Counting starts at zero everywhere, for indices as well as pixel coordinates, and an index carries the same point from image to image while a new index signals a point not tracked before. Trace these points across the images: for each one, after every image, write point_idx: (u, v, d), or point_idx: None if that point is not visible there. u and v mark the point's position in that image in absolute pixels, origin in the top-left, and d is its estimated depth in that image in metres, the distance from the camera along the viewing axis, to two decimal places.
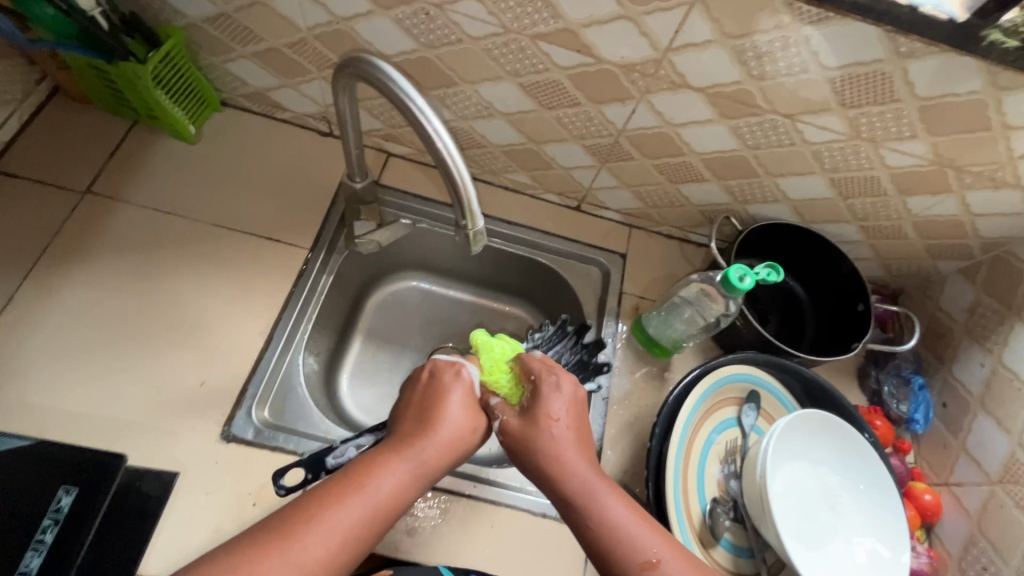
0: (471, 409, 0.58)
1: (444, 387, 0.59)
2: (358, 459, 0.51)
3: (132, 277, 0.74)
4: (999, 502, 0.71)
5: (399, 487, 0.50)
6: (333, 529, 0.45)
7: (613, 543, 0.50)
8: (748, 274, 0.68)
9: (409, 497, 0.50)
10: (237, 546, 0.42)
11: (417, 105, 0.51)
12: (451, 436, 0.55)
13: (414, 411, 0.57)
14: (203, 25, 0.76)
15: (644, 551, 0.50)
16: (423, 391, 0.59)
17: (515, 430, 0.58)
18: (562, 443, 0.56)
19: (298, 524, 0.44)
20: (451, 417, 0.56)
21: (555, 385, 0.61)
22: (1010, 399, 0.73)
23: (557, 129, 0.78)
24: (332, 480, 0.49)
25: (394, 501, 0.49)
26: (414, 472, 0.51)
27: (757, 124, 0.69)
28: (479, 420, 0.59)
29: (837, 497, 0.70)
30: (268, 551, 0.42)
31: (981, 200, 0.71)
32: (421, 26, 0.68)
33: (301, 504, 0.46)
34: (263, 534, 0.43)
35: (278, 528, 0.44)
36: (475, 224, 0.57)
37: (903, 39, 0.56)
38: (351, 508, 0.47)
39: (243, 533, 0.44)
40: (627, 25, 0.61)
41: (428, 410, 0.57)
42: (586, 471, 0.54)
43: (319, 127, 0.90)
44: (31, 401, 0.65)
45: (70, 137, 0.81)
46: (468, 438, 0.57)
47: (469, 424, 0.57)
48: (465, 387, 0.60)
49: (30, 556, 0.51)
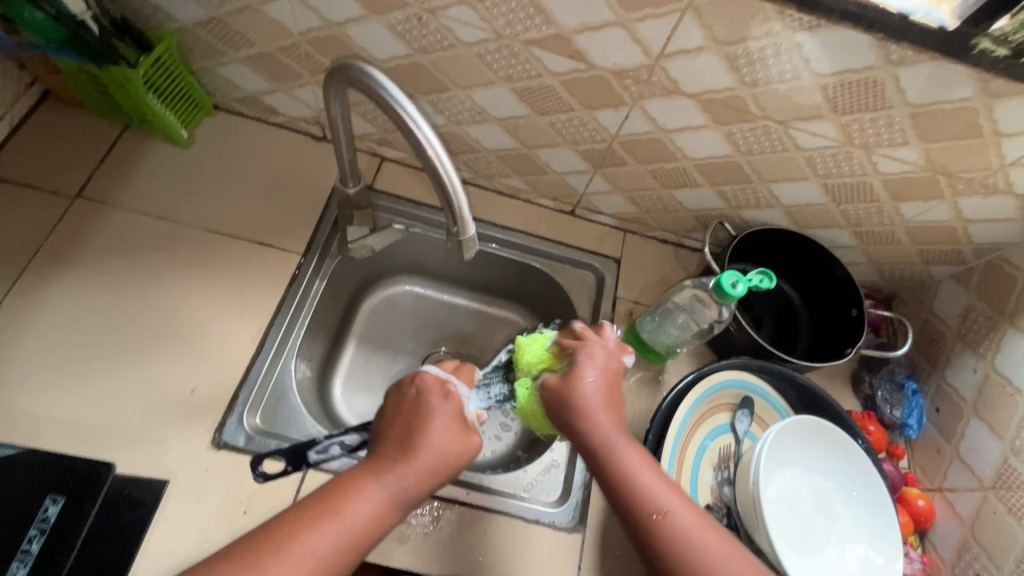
0: (456, 431, 0.56)
1: (430, 406, 0.57)
2: (336, 480, 0.51)
3: (123, 281, 0.74)
4: (992, 508, 0.71)
5: (376, 513, 0.50)
6: (302, 559, 0.45)
7: (627, 495, 0.54)
8: (740, 281, 0.68)
9: (387, 521, 0.50)
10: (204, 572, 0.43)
11: (407, 112, 0.51)
12: (431, 461, 0.53)
13: (397, 430, 0.55)
14: (195, 29, 0.76)
15: (657, 505, 0.53)
16: (408, 407, 0.57)
17: (550, 386, 0.60)
18: (591, 401, 0.58)
19: (267, 553, 0.45)
20: (434, 440, 0.54)
21: (588, 354, 0.61)
22: (1003, 404, 0.73)
23: (550, 135, 0.78)
24: (307, 504, 0.49)
25: (372, 526, 0.49)
26: (392, 498, 0.51)
27: (751, 130, 0.69)
28: (465, 443, 0.56)
29: (830, 503, 0.70)
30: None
31: (973, 207, 0.71)
32: (414, 31, 0.68)
33: (272, 530, 0.46)
34: (234, 561, 0.44)
35: (245, 556, 0.45)
36: (467, 230, 0.57)
37: (894, 47, 0.56)
38: (323, 536, 0.47)
39: (212, 558, 0.45)
40: (620, 31, 0.61)
41: (411, 431, 0.55)
42: (608, 428, 0.57)
43: (312, 131, 0.89)
44: (20, 408, 0.64)
45: (61, 141, 0.80)
46: (453, 462, 0.55)
47: (453, 447, 0.55)
48: (451, 408, 0.57)
49: (16, 566, 0.50)
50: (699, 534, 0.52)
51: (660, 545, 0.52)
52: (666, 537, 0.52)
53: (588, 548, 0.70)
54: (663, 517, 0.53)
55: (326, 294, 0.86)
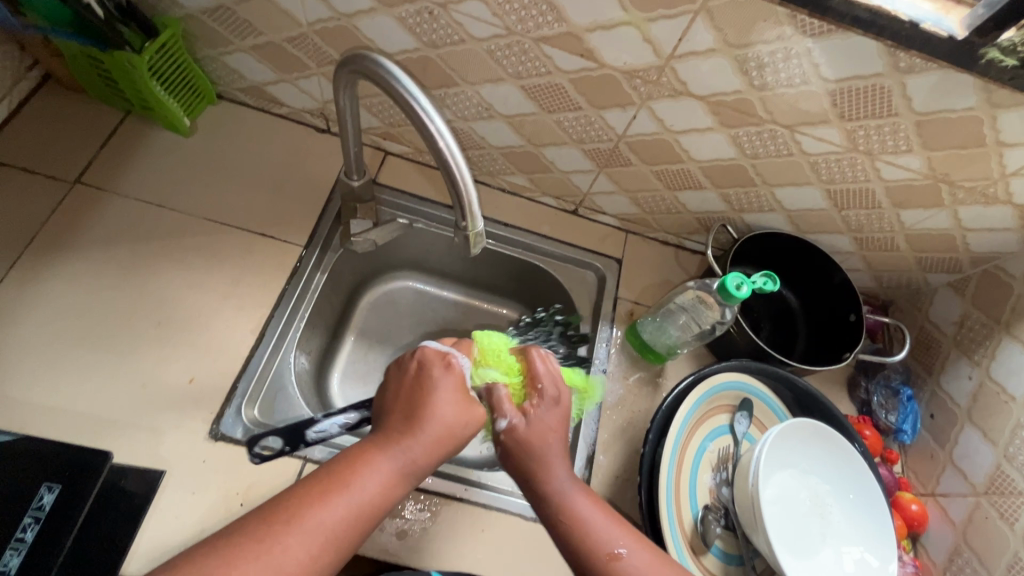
0: (461, 403, 0.56)
1: (434, 380, 0.56)
2: (345, 453, 0.50)
3: (120, 270, 0.73)
4: (984, 513, 0.72)
5: (386, 485, 0.49)
6: (315, 531, 0.45)
7: (578, 538, 0.53)
8: (744, 283, 0.68)
9: (397, 492, 0.50)
10: (219, 542, 0.43)
11: (420, 104, 0.51)
12: (438, 433, 0.53)
13: (401, 405, 0.55)
14: (201, 16, 0.75)
15: (611, 544, 0.53)
16: (411, 382, 0.57)
17: (513, 430, 0.58)
18: (551, 448, 0.58)
19: (279, 526, 0.44)
20: (440, 413, 0.54)
21: (556, 398, 0.61)
22: (995, 411, 0.74)
23: (556, 133, 0.78)
24: (320, 474, 0.48)
25: (382, 497, 0.49)
26: (401, 469, 0.50)
27: (757, 134, 0.70)
28: (470, 415, 0.56)
29: (827, 506, 0.70)
30: (248, 554, 0.42)
31: (973, 216, 0.72)
32: (425, 25, 0.67)
33: (284, 503, 0.46)
34: (249, 532, 0.44)
35: (259, 529, 0.44)
36: (475, 225, 0.57)
37: (903, 55, 0.57)
38: (335, 508, 0.46)
39: (226, 530, 0.44)
40: (632, 31, 0.61)
41: (415, 404, 0.54)
42: (561, 482, 0.56)
43: (316, 124, 0.89)
44: (15, 394, 0.63)
45: (59, 126, 0.79)
46: (459, 433, 0.55)
47: (458, 419, 0.55)
48: (453, 379, 0.57)
49: (10, 555, 0.50)
50: (651, 572, 0.52)
51: None
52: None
53: None
54: (614, 558, 0.52)
55: (327, 287, 0.85)
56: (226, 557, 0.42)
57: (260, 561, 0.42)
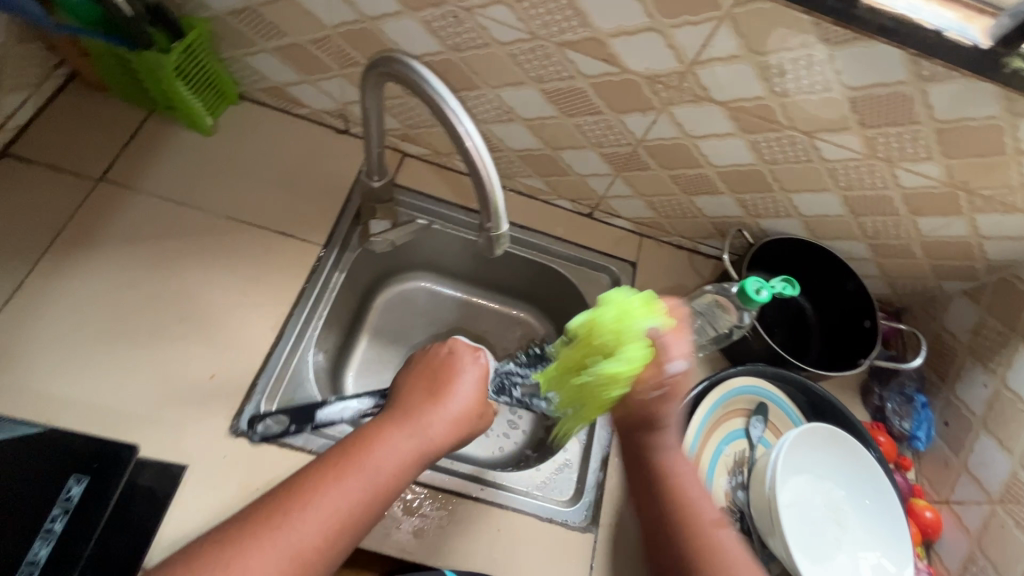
0: (480, 393, 0.60)
1: (462, 367, 0.61)
2: (357, 435, 0.51)
3: (143, 266, 0.74)
4: (1000, 521, 0.72)
5: (400, 465, 0.50)
6: (330, 514, 0.46)
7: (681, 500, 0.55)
8: (764, 287, 0.67)
9: (410, 473, 0.51)
10: (235, 526, 0.44)
11: (450, 107, 0.52)
12: (457, 416, 0.56)
13: (426, 385, 0.58)
14: (228, 17, 0.76)
15: (710, 516, 0.55)
16: (438, 366, 0.61)
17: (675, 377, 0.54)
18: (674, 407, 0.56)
19: (293, 509, 0.45)
20: (461, 397, 0.58)
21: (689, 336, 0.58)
22: (1011, 419, 0.74)
23: (575, 137, 0.78)
24: (330, 458, 0.49)
25: (394, 479, 0.50)
26: (415, 451, 0.52)
27: (776, 140, 0.70)
28: (485, 408, 0.60)
29: (842, 511, 0.71)
30: (264, 537, 0.43)
31: (991, 223, 0.73)
32: (449, 29, 0.68)
33: (297, 486, 0.47)
34: (264, 515, 0.44)
35: (273, 512, 0.45)
36: (500, 227, 0.58)
37: (926, 63, 0.57)
38: (349, 491, 0.47)
39: (238, 517, 0.45)
40: (655, 36, 0.62)
41: (439, 386, 0.58)
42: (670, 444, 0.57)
43: (335, 124, 0.90)
44: (40, 388, 0.64)
45: (85, 124, 0.80)
46: (474, 421, 0.58)
47: (475, 408, 0.59)
48: (480, 369, 0.62)
49: (39, 545, 0.50)
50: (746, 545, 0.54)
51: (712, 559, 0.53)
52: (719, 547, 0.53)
53: (600, 547, 0.71)
54: (717, 527, 0.54)
55: (344, 286, 0.86)
56: (245, 540, 0.43)
57: (275, 543, 0.43)
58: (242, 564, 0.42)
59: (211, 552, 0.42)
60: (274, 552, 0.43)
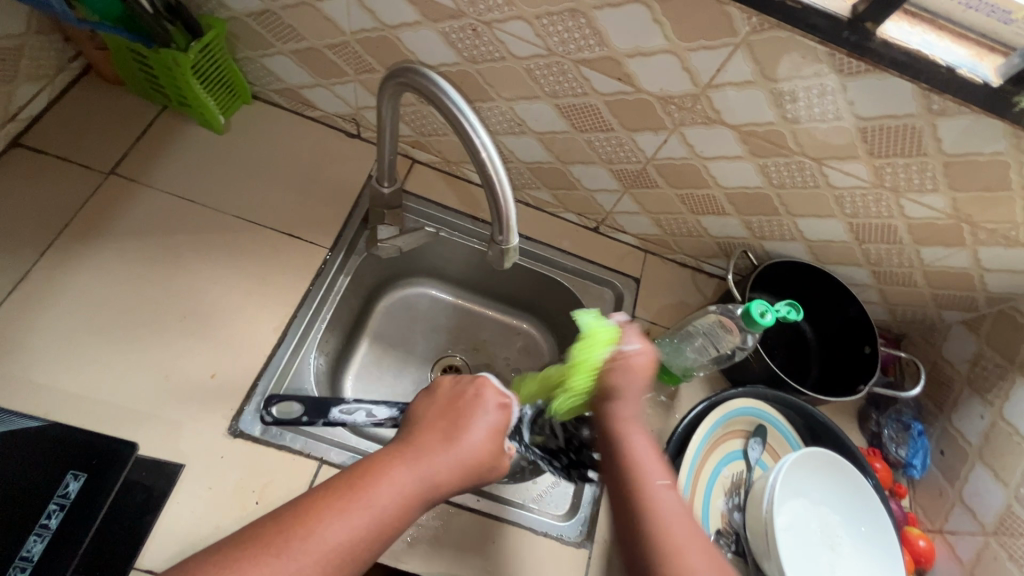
0: (497, 441, 0.57)
1: (482, 409, 0.58)
2: (365, 464, 0.50)
3: (149, 261, 0.74)
4: (993, 553, 0.73)
5: (403, 508, 0.48)
6: (325, 553, 0.44)
7: (633, 459, 0.55)
8: (769, 310, 0.67)
9: (412, 516, 0.49)
10: (234, 548, 0.43)
11: (468, 119, 0.52)
12: (470, 460, 0.54)
13: (444, 420, 0.56)
14: (247, 19, 0.77)
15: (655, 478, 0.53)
16: (460, 403, 0.58)
17: (626, 355, 0.60)
18: (632, 381, 0.60)
19: (291, 545, 0.43)
20: (477, 442, 0.55)
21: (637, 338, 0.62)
22: (1007, 452, 0.75)
23: (586, 152, 0.79)
24: (333, 488, 0.47)
25: (396, 521, 0.48)
26: (421, 494, 0.50)
27: (785, 165, 0.71)
28: (500, 459, 0.56)
29: (837, 537, 0.70)
30: (258, 569, 0.42)
31: (992, 256, 0.73)
32: (467, 41, 0.69)
33: (296, 517, 0.45)
34: (262, 546, 0.43)
35: (270, 542, 0.43)
36: (510, 241, 0.59)
37: (937, 98, 0.58)
38: (351, 526, 0.45)
39: (234, 540, 0.44)
40: (672, 58, 0.63)
41: (457, 426, 0.56)
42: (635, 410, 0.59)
43: (346, 128, 0.90)
44: (40, 380, 0.64)
45: (98, 117, 0.80)
46: (485, 471, 0.55)
47: (491, 455, 0.55)
48: (501, 419, 0.58)
49: (33, 541, 0.50)
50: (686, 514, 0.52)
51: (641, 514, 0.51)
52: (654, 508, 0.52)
53: (594, 564, 0.70)
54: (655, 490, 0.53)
55: (348, 290, 0.86)
56: (238, 571, 0.41)
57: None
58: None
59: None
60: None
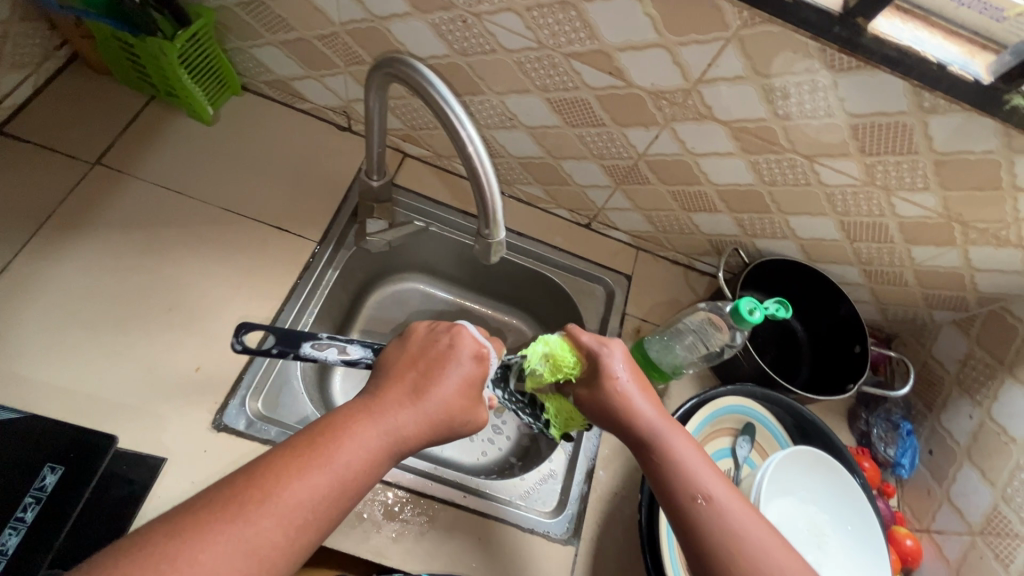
0: (467, 392, 0.55)
1: (453, 360, 0.56)
2: (329, 421, 0.48)
3: (133, 252, 0.73)
4: (979, 553, 0.73)
5: (370, 464, 0.48)
6: (289, 513, 0.43)
7: (671, 471, 0.55)
8: (757, 307, 0.66)
9: (378, 471, 0.48)
10: (195, 511, 0.42)
11: (454, 111, 0.52)
12: (438, 413, 0.53)
13: (412, 375, 0.54)
14: (235, 8, 0.76)
15: (696, 488, 0.53)
16: (429, 355, 0.56)
17: (586, 395, 0.61)
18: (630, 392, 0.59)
19: (251, 506, 0.42)
20: (446, 394, 0.54)
21: (609, 356, 0.61)
22: (995, 452, 0.75)
23: (577, 148, 0.79)
24: (296, 447, 0.46)
25: (363, 477, 0.47)
26: (387, 449, 0.49)
27: (776, 161, 0.71)
28: (471, 410, 0.55)
29: (823, 536, 0.70)
30: (219, 533, 0.41)
31: (983, 256, 0.73)
32: (457, 33, 0.68)
33: (256, 479, 0.44)
34: (221, 507, 0.42)
35: (229, 504, 0.42)
36: (497, 234, 0.58)
37: (928, 95, 0.58)
38: (312, 485, 0.44)
39: (197, 505, 0.42)
40: (663, 53, 0.62)
41: (425, 379, 0.54)
42: (659, 419, 0.58)
43: (337, 121, 0.89)
44: (20, 371, 0.63)
45: (84, 106, 0.79)
46: (455, 423, 0.54)
47: (461, 408, 0.54)
48: (473, 370, 0.56)
49: (8, 534, 0.50)
50: (742, 515, 0.52)
51: (693, 527, 0.52)
52: (699, 519, 0.52)
53: (580, 561, 0.70)
54: (700, 501, 0.53)
55: (336, 284, 0.85)
56: (199, 536, 0.40)
57: (230, 542, 0.41)
58: (196, 561, 0.39)
59: (161, 548, 0.39)
60: (227, 551, 0.40)
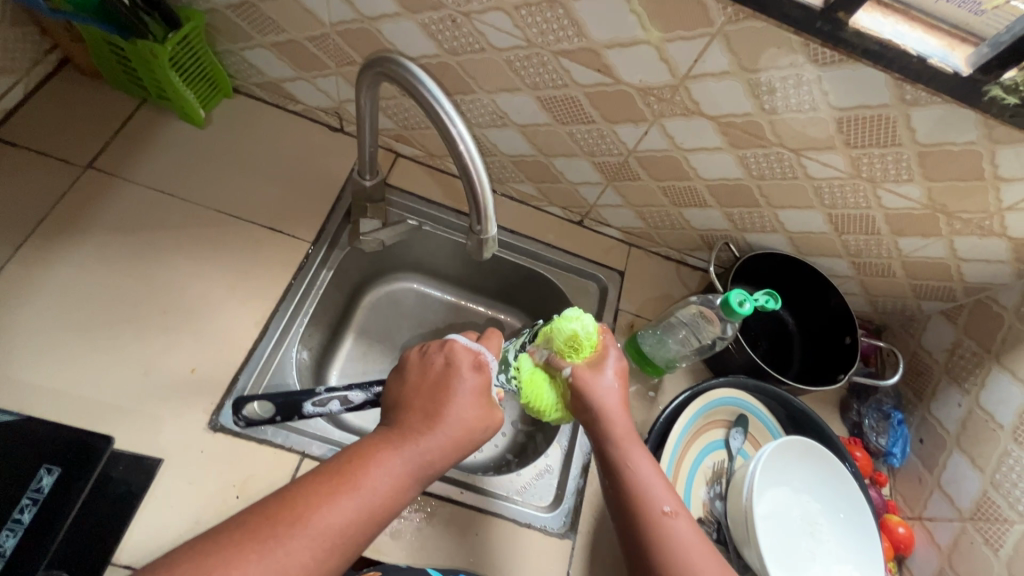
0: (483, 405, 0.55)
1: (458, 376, 0.56)
2: (354, 450, 0.50)
3: (128, 255, 0.73)
4: (970, 538, 0.74)
5: (395, 486, 0.48)
6: (320, 535, 0.44)
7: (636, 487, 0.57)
8: (747, 299, 0.66)
9: (406, 495, 0.49)
10: (226, 537, 0.42)
11: (444, 109, 0.52)
12: (457, 433, 0.53)
13: (422, 397, 0.55)
14: (226, 11, 0.77)
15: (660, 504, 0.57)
16: (432, 378, 0.56)
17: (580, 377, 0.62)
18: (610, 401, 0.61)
19: (284, 528, 0.43)
20: (462, 412, 0.54)
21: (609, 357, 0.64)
22: (983, 439, 0.76)
23: (568, 145, 0.79)
24: (320, 474, 0.47)
25: (391, 499, 0.48)
26: (412, 470, 0.50)
27: (764, 156, 0.72)
28: (492, 419, 0.55)
29: (816, 524, 0.71)
30: (252, 557, 0.41)
31: (968, 246, 0.74)
32: (447, 32, 0.69)
33: (285, 503, 0.45)
34: (250, 533, 0.42)
35: (262, 528, 0.43)
36: (489, 230, 0.59)
37: (910, 88, 0.59)
38: (341, 510, 0.45)
39: (225, 527, 0.43)
40: (649, 49, 0.63)
41: (436, 400, 0.54)
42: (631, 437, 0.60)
43: (329, 122, 0.89)
44: (15, 375, 0.63)
45: (76, 111, 0.79)
46: (478, 437, 0.54)
47: (479, 421, 0.54)
48: (481, 382, 0.56)
49: (5, 536, 0.49)
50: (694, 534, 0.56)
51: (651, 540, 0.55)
52: (660, 535, 0.55)
53: (577, 554, 0.70)
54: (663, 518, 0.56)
55: (331, 284, 0.85)
56: (232, 556, 0.41)
57: (262, 565, 0.41)
58: None
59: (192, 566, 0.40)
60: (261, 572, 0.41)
